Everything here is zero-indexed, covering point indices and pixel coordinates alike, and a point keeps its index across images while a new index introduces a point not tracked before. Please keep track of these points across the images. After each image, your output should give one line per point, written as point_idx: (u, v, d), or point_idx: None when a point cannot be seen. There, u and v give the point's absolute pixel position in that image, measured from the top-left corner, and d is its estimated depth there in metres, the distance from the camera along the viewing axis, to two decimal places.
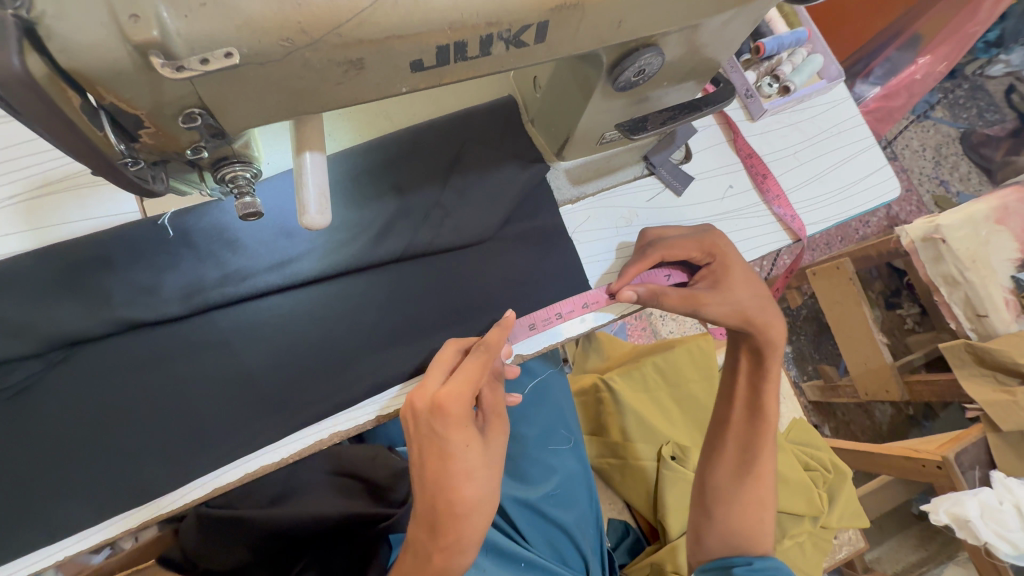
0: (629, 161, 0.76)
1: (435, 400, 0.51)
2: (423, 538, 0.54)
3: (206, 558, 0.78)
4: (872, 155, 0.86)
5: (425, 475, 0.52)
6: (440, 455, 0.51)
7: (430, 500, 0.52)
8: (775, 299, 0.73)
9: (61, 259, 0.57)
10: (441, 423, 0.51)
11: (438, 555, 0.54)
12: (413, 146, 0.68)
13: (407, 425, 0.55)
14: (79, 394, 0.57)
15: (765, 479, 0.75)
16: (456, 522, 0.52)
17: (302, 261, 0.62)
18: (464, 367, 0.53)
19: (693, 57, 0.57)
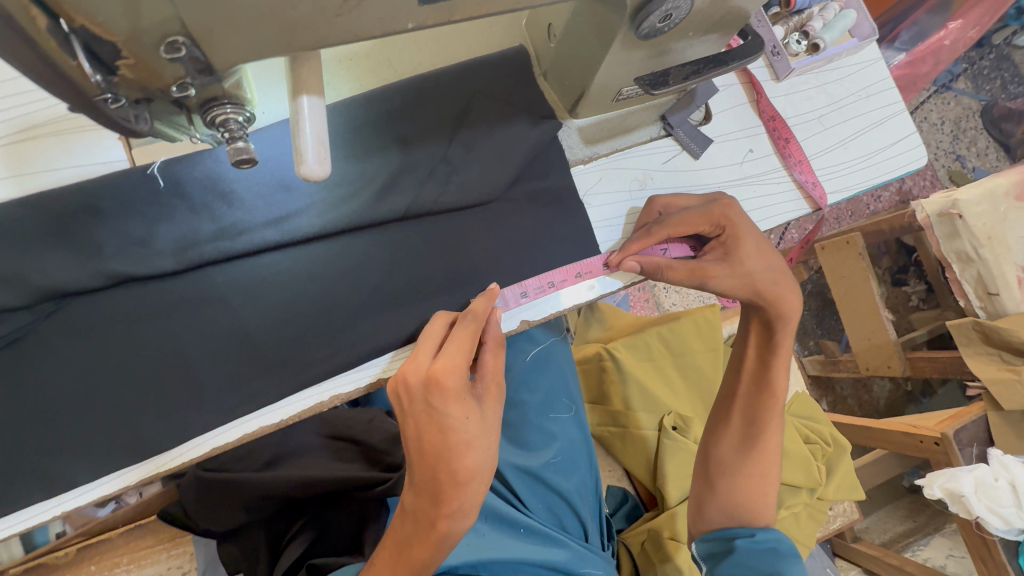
0: (646, 120, 0.72)
1: (428, 375, 0.50)
2: (425, 504, 0.53)
3: (206, 517, 0.78)
4: (900, 121, 0.81)
5: (422, 452, 0.51)
6: (438, 428, 0.50)
7: (431, 470, 0.51)
8: (789, 271, 0.69)
9: (46, 207, 0.54)
10: (438, 397, 0.50)
11: (440, 521, 0.53)
12: (417, 97, 0.63)
13: (398, 405, 0.53)
14: (72, 348, 0.55)
15: (770, 453, 0.75)
16: (457, 490, 0.52)
17: (301, 217, 0.59)
18: (454, 341, 0.52)
19: (721, 5, 0.53)
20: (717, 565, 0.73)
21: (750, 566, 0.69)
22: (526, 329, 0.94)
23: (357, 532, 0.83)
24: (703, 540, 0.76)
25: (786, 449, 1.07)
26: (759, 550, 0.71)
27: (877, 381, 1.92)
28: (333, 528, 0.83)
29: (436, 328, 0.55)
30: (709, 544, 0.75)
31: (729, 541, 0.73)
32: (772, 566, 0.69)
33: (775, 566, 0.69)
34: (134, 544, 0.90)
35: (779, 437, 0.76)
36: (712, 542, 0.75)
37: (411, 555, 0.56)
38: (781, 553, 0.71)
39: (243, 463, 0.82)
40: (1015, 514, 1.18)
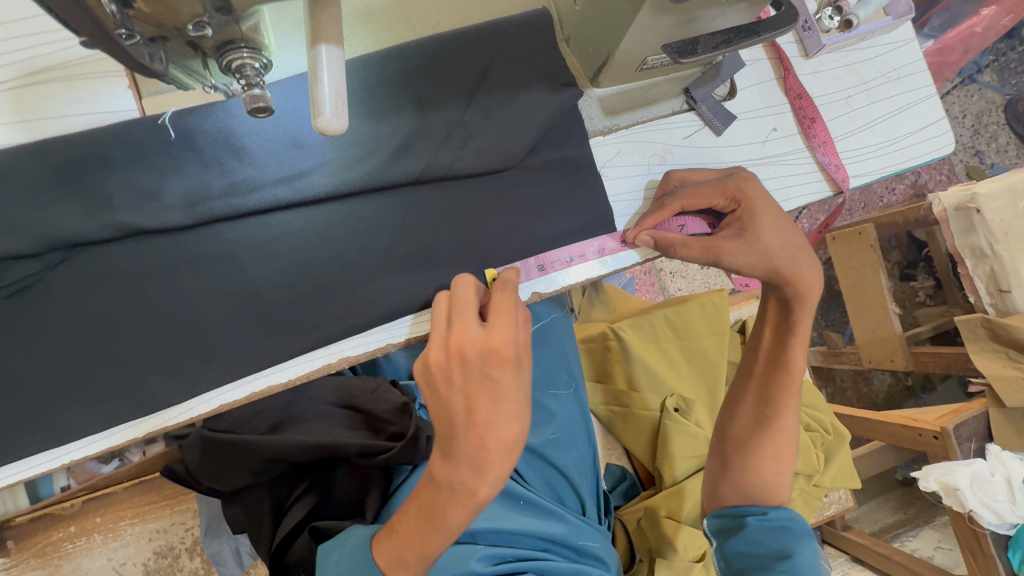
0: (670, 93, 0.70)
1: (487, 344, 0.50)
2: (461, 475, 0.52)
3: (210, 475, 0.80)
4: (929, 106, 0.78)
5: (475, 423, 0.50)
6: (494, 398, 0.50)
7: (477, 443, 0.50)
8: (811, 248, 0.67)
9: (54, 155, 0.53)
10: (496, 367, 0.50)
11: (476, 491, 0.52)
12: (436, 57, 0.62)
13: (445, 377, 0.51)
14: (81, 298, 0.55)
15: (785, 432, 0.74)
16: (500, 461, 0.50)
17: (313, 175, 0.58)
18: (502, 310, 0.52)
19: None
20: (726, 539, 0.75)
21: (758, 541, 0.71)
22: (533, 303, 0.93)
23: (360, 494, 0.84)
24: (715, 515, 0.78)
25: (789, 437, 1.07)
26: (770, 527, 0.71)
27: (877, 375, 1.92)
28: (337, 492, 0.84)
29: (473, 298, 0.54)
30: (720, 520, 0.77)
31: (740, 518, 0.74)
32: (783, 543, 0.70)
33: (784, 543, 0.70)
34: (139, 499, 0.91)
35: (796, 418, 0.74)
36: (724, 517, 0.77)
37: (442, 523, 0.55)
38: (793, 531, 0.71)
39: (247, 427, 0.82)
40: (1007, 509, 1.20)
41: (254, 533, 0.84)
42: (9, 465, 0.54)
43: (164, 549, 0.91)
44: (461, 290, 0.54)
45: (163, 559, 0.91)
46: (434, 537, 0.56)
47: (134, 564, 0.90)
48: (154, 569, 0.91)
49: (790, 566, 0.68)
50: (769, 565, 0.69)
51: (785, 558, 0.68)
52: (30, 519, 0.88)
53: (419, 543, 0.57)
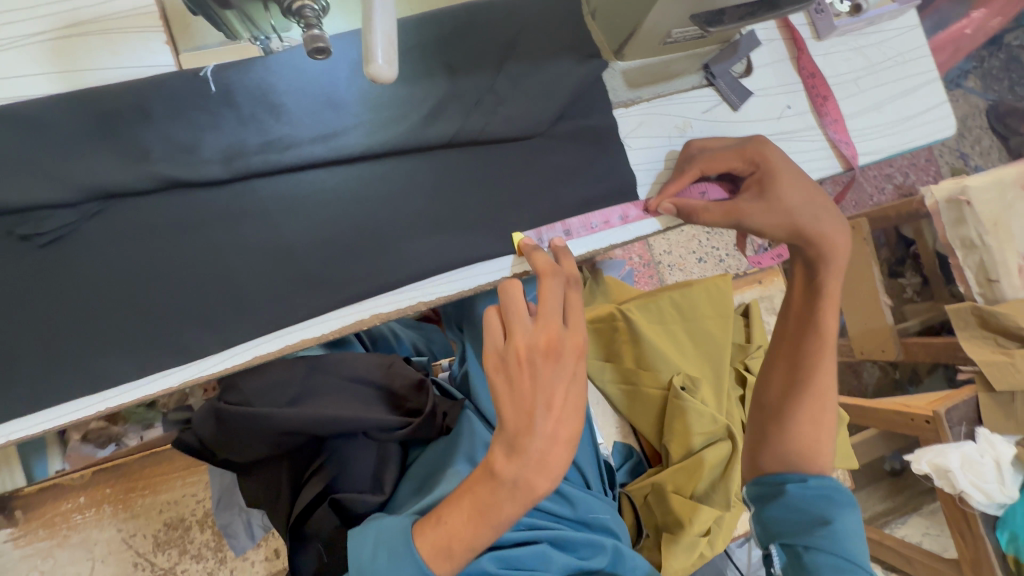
0: (689, 69, 0.73)
1: (578, 345, 0.53)
2: (525, 472, 0.51)
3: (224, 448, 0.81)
4: (933, 90, 0.82)
5: (555, 420, 0.51)
6: (574, 397, 0.53)
7: (551, 439, 0.51)
8: (834, 210, 0.69)
9: (95, 107, 0.53)
10: (578, 361, 0.53)
11: (534, 485, 0.51)
12: (469, 23, 0.63)
13: (530, 368, 0.51)
14: (112, 249, 0.54)
15: (822, 396, 0.73)
16: (561, 451, 0.52)
17: (348, 135, 0.59)
18: (577, 310, 0.56)
19: None
20: (765, 506, 0.74)
21: (797, 508, 0.70)
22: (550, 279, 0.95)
23: (377, 468, 0.85)
24: (753, 484, 0.77)
25: None
26: (811, 494, 0.70)
27: (866, 368, 1.98)
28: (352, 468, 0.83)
29: (553, 295, 0.55)
30: (758, 487, 0.76)
31: (779, 485, 0.73)
32: (824, 509, 0.69)
33: (827, 509, 0.69)
34: (149, 470, 0.91)
35: (832, 381, 0.74)
36: (763, 485, 0.76)
37: (495, 518, 0.52)
38: (836, 500, 0.70)
39: (258, 401, 0.81)
40: (996, 490, 1.24)
41: (271, 504, 0.85)
42: (36, 415, 0.53)
43: (175, 521, 0.91)
44: (544, 286, 0.55)
45: (173, 531, 0.91)
46: (483, 529, 0.53)
47: (144, 535, 0.90)
48: (164, 540, 0.90)
49: (831, 532, 0.67)
50: (810, 531, 0.69)
51: (827, 525, 0.68)
52: (38, 490, 0.87)
53: (468, 537, 0.53)
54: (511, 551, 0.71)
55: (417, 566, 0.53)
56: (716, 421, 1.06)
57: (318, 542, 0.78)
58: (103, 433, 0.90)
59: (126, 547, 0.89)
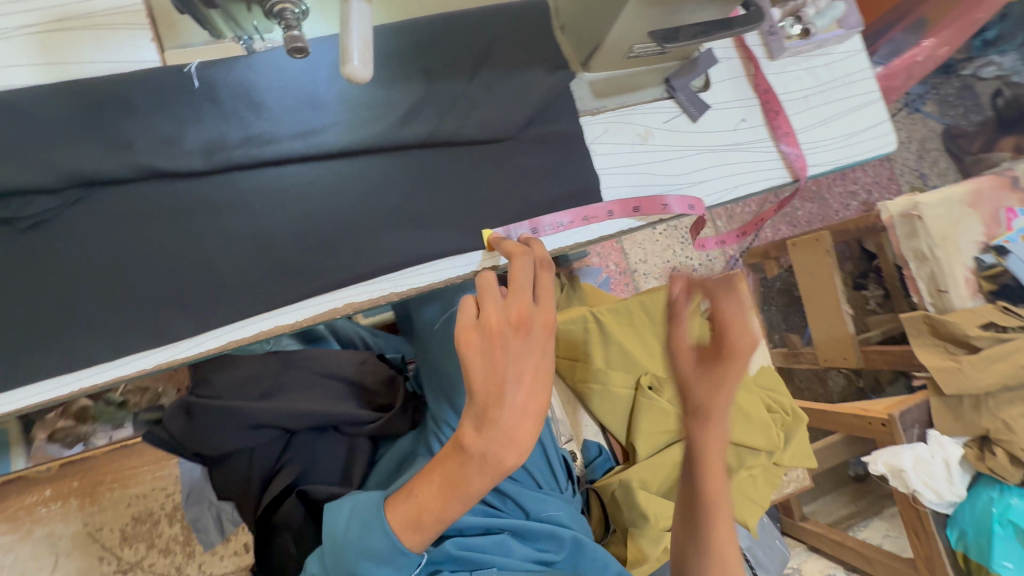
0: (652, 82, 0.78)
1: (547, 322, 0.57)
2: (494, 446, 0.53)
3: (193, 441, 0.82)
4: (876, 109, 0.89)
5: (524, 392, 0.54)
6: (542, 372, 0.56)
7: (521, 411, 0.53)
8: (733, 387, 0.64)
9: (81, 98, 0.56)
10: (547, 338, 0.57)
11: (502, 457, 0.53)
12: (444, 32, 0.68)
13: (504, 342, 0.54)
14: (91, 234, 0.56)
15: (715, 539, 0.66)
16: (528, 424, 0.54)
17: (327, 133, 0.62)
18: (547, 292, 0.60)
19: None
20: None
21: None
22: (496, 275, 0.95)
23: (347, 461, 0.87)
24: None
25: (749, 414, 1.17)
26: None
27: (832, 376, 2.08)
28: (323, 461, 0.85)
29: (524, 274, 0.58)
30: None
31: None
32: None
33: None
34: (118, 463, 0.91)
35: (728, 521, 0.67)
36: None
37: (465, 491, 0.54)
38: None
39: (230, 395, 0.83)
40: (946, 489, 1.33)
41: (238, 497, 0.85)
42: (9, 394, 0.54)
43: (143, 515, 0.91)
44: (516, 264, 0.58)
45: (141, 525, 0.91)
46: (452, 501, 0.55)
47: (111, 529, 0.90)
48: (131, 534, 0.90)
49: None
50: None
51: None
52: None
53: (438, 510, 0.55)
54: (470, 540, 0.73)
55: (389, 537, 0.56)
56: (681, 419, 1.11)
57: (286, 532, 0.80)
58: (71, 432, 0.88)
59: (92, 540, 0.88)
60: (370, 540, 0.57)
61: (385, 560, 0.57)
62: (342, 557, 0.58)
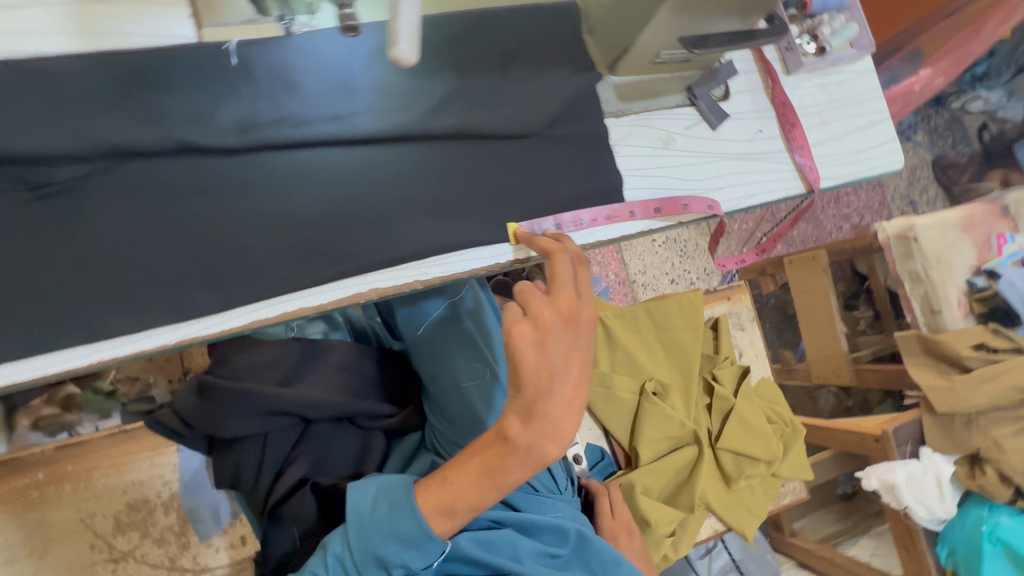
0: (674, 89, 0.80)
1: (590, 319, 0.59)
2: (539, 439, 0.53)
3: (208, 426, 0.82)
4: (884, 128, 0.92)
5: (571, 385, 0.55)
6: (585, 365, 0.57)
7: (568, 403, 0.54)
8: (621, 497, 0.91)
9: (116, 68, 0.55)
10: (589, 331, 0.58)
11: (546, 448, 0.54)
12: (477, 27, 0.68)
13: (553, 335, 0.55)
14: (119, 204, 0.55)
15: None
16: (573, 417, 0.54)
17: (359, 117, 0.63)
18: (586, 288, 0.61)
19: None
20: None
21: None
22: (481, 277, 0.92)
23: (360, 456, 0.87)
24: None
25: (750, 422, 1.18)
26: None
27: (822, 395, 2.12)
28: (331, 455, 0.85)
29: (565, 270, 0.60)
30: None
31: None
32: None
33: None
34: (114, 449, 0.89)
35: None
36: None
37: (504, 480, 0.55)
38: None
39: (251, 377, 0.82)
40: (937, 505, 1.35)
41: (243, 484, 0.84)
42: (27, 361, 0.53)
43: (138, 504, 0.89)
44: (557, 262, 0.59)
45: (136, 513, 0.89)
46: (487, 489, 0.55)
47: (104, 516, 0.87)
48: (125, 522, 0.88)
49: None
50: None
51: None
52: None
53: (474, 498, 0.55)
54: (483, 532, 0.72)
55: (418, 523, 0.56)
56: (685, 425, 1.12)
57: (292, 523, 0.78)
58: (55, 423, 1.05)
59: (83, 528, 0.86)
60: (398, 524, 0.57)
61: (412, 544, 0.57)
62: (366, 536, 0.58)
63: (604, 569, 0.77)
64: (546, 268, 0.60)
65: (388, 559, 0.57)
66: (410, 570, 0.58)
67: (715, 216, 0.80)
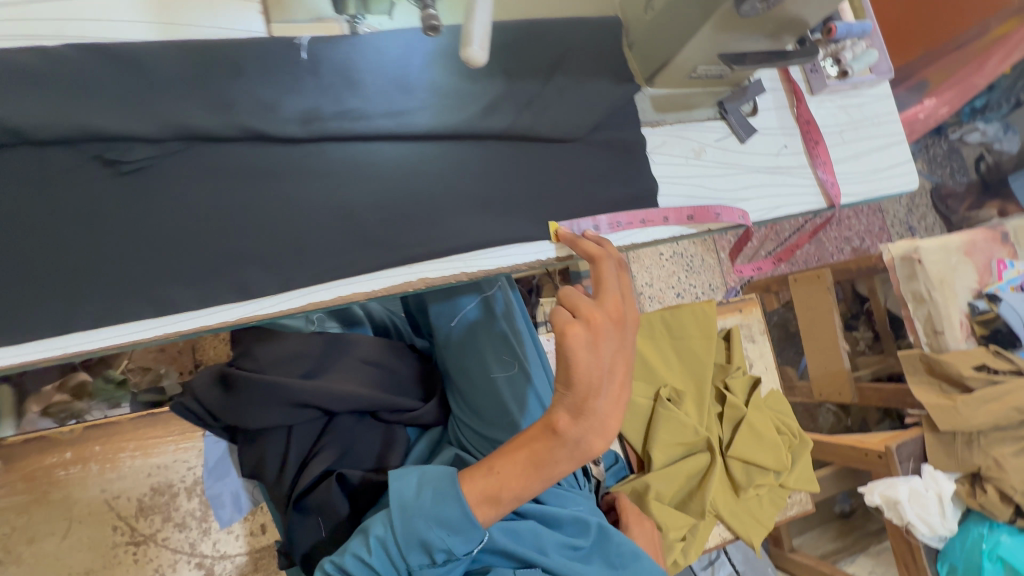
0: (706, 103, 0.84)
1: (632, 322, 0.64)
2: (586, 433, 0.58)
3: (236, 415, 0.83)
4: (901, 150, 0.96)
5: (617, 383, 0.60)
6: (627, 366, 0.62)
7: (612, 401, 0.59)
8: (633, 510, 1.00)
9: (191, 56, 0.57)
10: (631, 335, 0.63)
11: (592, 444, 0.59)
12: (527, 35, 0.71)
13: (603, 337, 0.59)
14: (190, 186, 0.58)
15: None
16: (616, 415, 0.60)
17: (416, 115, 0.65)
18: (627, 294, 0.66)
19: (782, 15, 0.68)
20: None
21: None
22: (509, 277, 0.95)
23: (382, 449, 0.87)
24: None
25: (761, 433, 1.20)
26: None
27: (822, 412, 2.15)
28: (358, 447, 0.85)
29: (609, 277, 0.64)
30: None
31: None
32: None
33: None
34: (142, 430, 0.90)
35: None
36: None
37: (548, 472, 0.58)
38: None
39: (279, 370, 0.84)
40: (938, 522, 1.37)
41: (268, 473, 0.85)
42: (97, 331, 0.55)
43: (163, 487, 0.91)
44: (603, 269, 0.64)
45: (159, 497, 0.90)
46: (532, 481, 0.59)
47: (128, 499, 0.89)
48: (148, 506, 0.90)
49: None
50: None
51: None
52: (23, 441, 0.87)
53: (518, 488, 0.59)
54: (511, 521, 0.74)
55: (463, 509, 0.58)
56: (699, 432, 1.14)
57: (318, 514, 0.79)
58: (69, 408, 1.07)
59: (108, 509, 0.88)
60: (443, 509, 0.59)
61: (456, 530, 0.59)
62: (410, 521, 0.59)
63: (624, 563, 0.78)
64: (592, 274, 0.65)
65: (431, 544, 0.59)
66: (452, 555, 0.60)
67: (743, 226, 0.83)
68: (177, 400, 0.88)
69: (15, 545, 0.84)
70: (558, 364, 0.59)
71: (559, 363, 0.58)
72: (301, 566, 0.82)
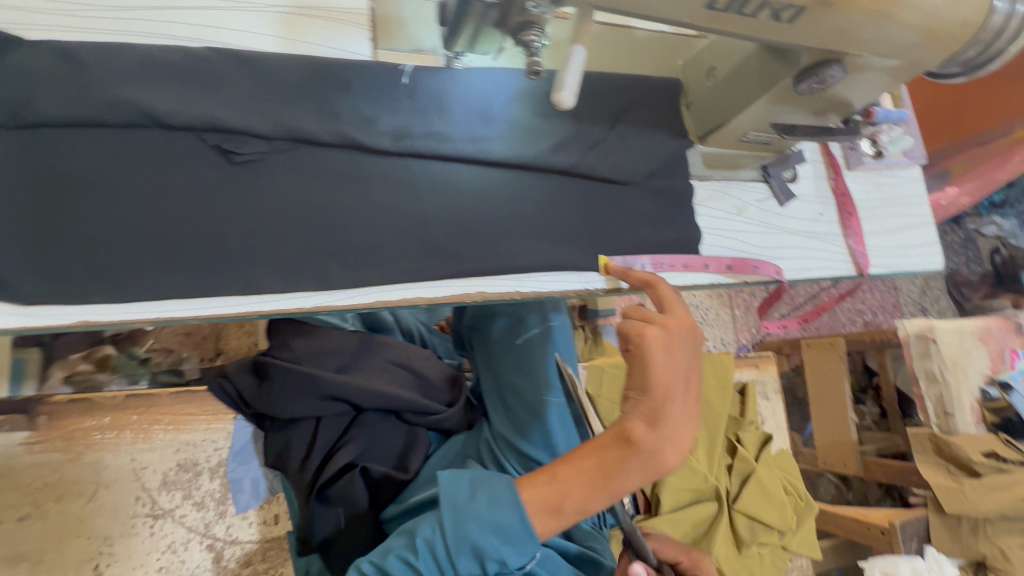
0: (751, 164, 0.90)
1: (701, 334, 0.70)
2: (662, 445, 0.61)
3: (266, 401, 0.86)
4: (929, 231, 1.01)
5: (689, 392, 0.64)
6: (696, 378, 0.67)
7: (686, 410, 0.63)
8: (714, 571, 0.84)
9: (309, 69, 0.65)
10: (698, 350, 0.69)
11: (668, 457, 0.61)
12: (596, 87, 0.79)
13: (675, 345, 0.65)
14: (289, 181, 0.64)
15: None
16: (689, 424, 0.63)
17: (493, 143, 0.72)
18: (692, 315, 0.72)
19: (830, 98, 0.75)
20: None
21: None
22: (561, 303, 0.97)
23: (403, 449, 0.90)
24: None
25: (769, 490, 1.21)
26: None
27: (823, 483, 2.12)
28: (382, 446, 0.88)
29: (671, 294, 0.71)
30: None
31: None
32: None
33: None
34: (176, 407, 1.01)
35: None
36: None
37: (615, 483, 0.60)
38: None
39: (310, 363, 0.86)
40: None
41: (292, 462, 0.86)
42: (188, 301, 0.60)
43: (187, 464, 1.00)
44: (665, 287, 0.71)
45: (183, 474, 1.00)
46: (597, 493, 0.60)
47: (154, 471, 0.99)
48: (171, 480, 0.99)
49: None
50: None
51: None
52: (67, 401, 0.95)
53: (583, 500, 0.60)
54: None
55: (521, 517, 0.60)
56: (708, 480, 1.15)
57: (339, 505, 0.80)
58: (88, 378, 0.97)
59: (133, 478, 0.97)
60: (499, 515, 0.60)
61: (509, 539, 0.60)
62: (465, 528, 0.60)
63: None
64: (655, 292, 0.72)
65: (483, 551, 0.60)
66: (501, 566, 0.61)
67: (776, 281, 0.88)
68: (215, 379, 0.92)
69: (44, 500, 0.93)
70: (636, 370, 0.64)
71: (637, 366, 0.64)
72: (317, 552, 0.83)
